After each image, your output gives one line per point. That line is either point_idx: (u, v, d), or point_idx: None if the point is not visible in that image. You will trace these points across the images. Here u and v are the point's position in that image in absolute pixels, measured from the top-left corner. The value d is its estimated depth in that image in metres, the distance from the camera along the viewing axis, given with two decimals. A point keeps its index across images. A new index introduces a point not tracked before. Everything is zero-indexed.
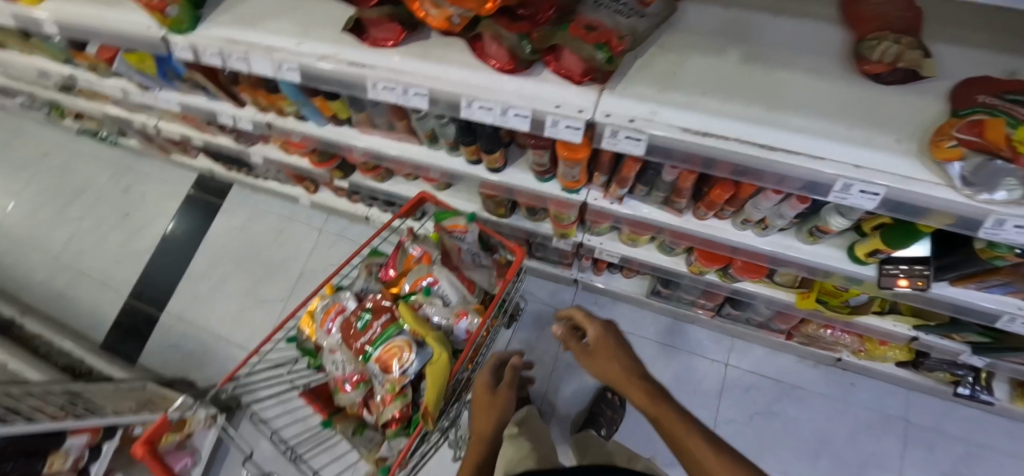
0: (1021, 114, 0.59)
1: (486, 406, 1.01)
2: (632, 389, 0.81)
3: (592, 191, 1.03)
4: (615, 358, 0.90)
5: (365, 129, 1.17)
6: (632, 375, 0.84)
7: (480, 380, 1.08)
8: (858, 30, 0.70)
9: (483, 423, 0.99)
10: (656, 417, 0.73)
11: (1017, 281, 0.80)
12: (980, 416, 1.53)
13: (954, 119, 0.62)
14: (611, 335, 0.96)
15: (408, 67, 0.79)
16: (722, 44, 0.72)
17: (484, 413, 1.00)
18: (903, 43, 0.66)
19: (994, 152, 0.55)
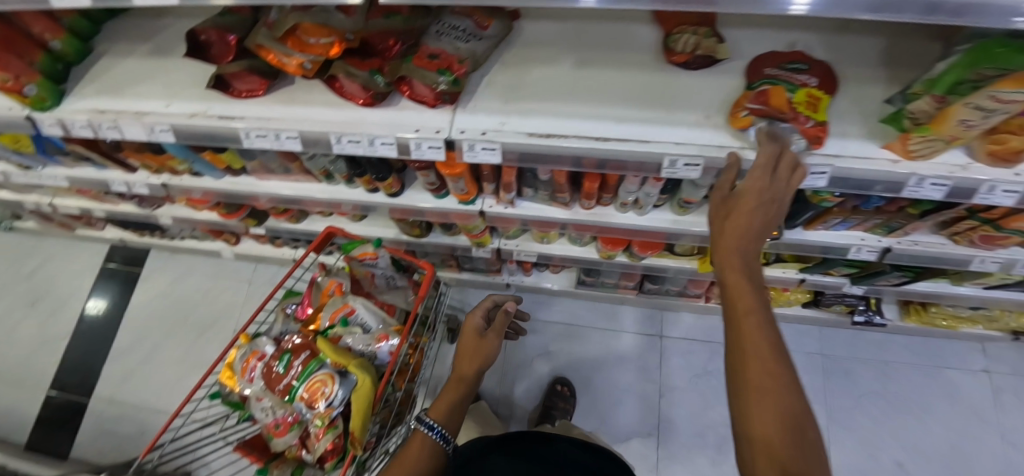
0: (795, 79, 0.72)
1: (469, 350, 1.00)
2: (735, 273, 0.53)
3: (486, 199, 1.10)
4: (759, 239, 0.56)
5: (262, 175, 1.19)
6: (755, 268, 0.54)
7: (469, 321, 1.06)
8: (666, 27, 0.80)
9: (466, 365, 0.98)
10: (735, 301, 0.52)
11: (849, 216, 0.94)
12: (884, 337, 1.71)
13: (746, 90, 0.73)
14: (771, 205, 0.58)
15: (278, 113, 0.83)
16: (556, 53, 0.82)
17: (467, 356, 0.99)
18: (699, 34, 0.76)
19: (776, 116, 0.68)
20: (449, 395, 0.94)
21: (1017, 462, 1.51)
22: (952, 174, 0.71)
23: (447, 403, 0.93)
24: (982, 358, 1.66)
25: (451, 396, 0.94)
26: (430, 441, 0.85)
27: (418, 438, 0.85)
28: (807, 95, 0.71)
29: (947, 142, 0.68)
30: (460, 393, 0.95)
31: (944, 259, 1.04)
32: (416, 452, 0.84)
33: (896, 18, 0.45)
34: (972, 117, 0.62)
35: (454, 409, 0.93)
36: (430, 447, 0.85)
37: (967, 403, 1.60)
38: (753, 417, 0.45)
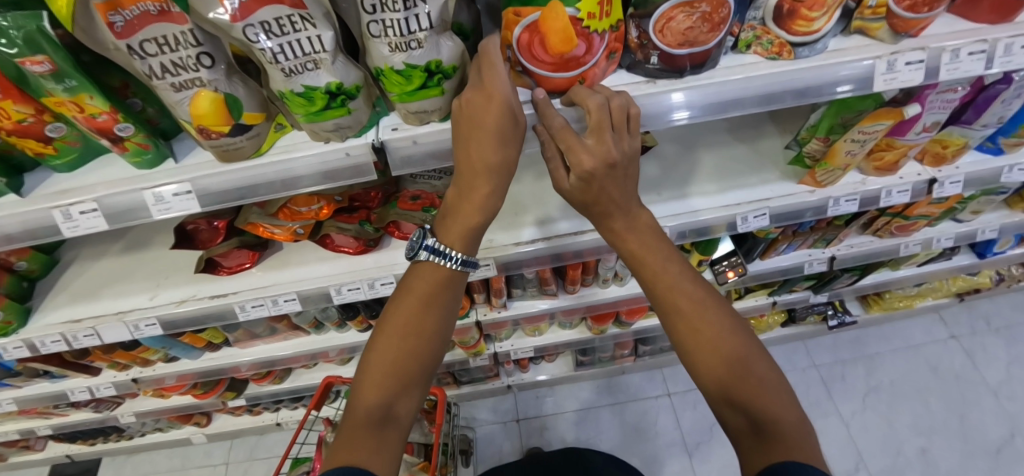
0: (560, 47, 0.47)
1: (474, 130, 0.48)
2: (647, 253, 0.53)
3: (478, 309, 1.14)
4: (633, 205, 0.53)
5: (245, 342, 1.15)
6: (644, 231, 0.53)
7: (477, 110, 0.47)
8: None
9: (478, 157, 0.50)
10: (652, 267, 0.52)
11: (793, 239, 1.10)
12: (859, 333, 1.84)
13: (494, 108, 0.47)
14: (613, 161, 0.48)
15: (271, 280, 0.86)
16: (515, 170, 0.95)
17: (471, 145, 0.49)
18: None
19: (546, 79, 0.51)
20: (469, 211, 0.53)
21: (1017, 412, 1.62)
22: (857, 189, 0.87)
23: (466, 226, 0.53)
24: (944, 326, 1.82)
25: (479, 197, 0.52)
26: (435, 294, 0.55)
27: (401, 308, 0.53)
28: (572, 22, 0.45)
29: (843, 170, 0.84)
30: (485, 215, 0.54)
31: (876, 252, 1.20)
32: (420, 311, 0.53)
33: (782, 105, 0.57)
34: (854, 148, 0.79)
35: (480, 228, 0.54)
36: (438, 283, 0.55)
37: (950, 371, 1.73)
38: (702, 365, 0.48)
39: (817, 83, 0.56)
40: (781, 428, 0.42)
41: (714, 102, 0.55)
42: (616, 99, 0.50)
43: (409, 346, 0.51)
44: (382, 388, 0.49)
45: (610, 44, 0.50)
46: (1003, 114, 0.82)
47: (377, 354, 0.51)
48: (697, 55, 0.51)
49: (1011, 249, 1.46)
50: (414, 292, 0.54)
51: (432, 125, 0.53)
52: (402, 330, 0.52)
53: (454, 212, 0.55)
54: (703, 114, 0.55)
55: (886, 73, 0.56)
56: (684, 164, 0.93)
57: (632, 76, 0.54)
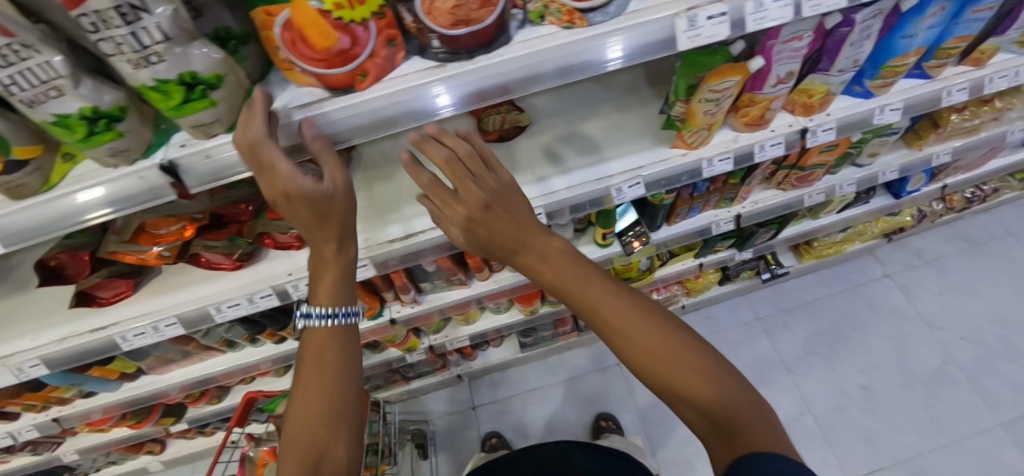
0: (322, 41, 0.45)
1: (302, 222, 0.50)
2: (568, 281, 0.48)
3: (392, 307, 1.14)
4: (533, 232, 0.49)
5: (161, 369, 1.13)
6: (557, 258, 0.49)
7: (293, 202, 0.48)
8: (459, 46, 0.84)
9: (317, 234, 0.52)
10: (574, 293, 0.48)
11: (693, 202, 1.11)
12: (799, 282, 1.88)
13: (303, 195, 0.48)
14: (483, 201, 0.48)
15: (151, 306, 0.84)
16: (393, 166, 0.93)
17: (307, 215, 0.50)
18: (502, 111, 0.90)
19: (329, 77, 0.49)
20: (326, 270, 0.55)
21: (946, 340, 1.69)
22: (729, 148, 0.88)
23: (330, 280, 0.55)
24: (878, 265, 1.87)
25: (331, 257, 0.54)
26: (336, 348, 0.55)
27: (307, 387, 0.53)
28: (321, 15, 0.43)
29: (708, 129, 0.84)
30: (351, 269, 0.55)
31: (780, 206, 1.22)
32: (326, 383, 0.53)
33: (585, 75, 0.55)
34: (711, 107, 0.79)
35: (343, 276, 0.56)
36: (330, 347, 0.55)
37: (887, 309, 1.78)
38: (663, 383, 0.46)
39: (619, 51, 0.54)
40: (739, 424, 0.44)
41: (510, 81, 0.52)
42: (462, 146, 0.50)
43: (328, 423, 0.52)
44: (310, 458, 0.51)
45: (383, 29, 0.48)
46: (857, 58, 0.82)
47: (297, 435, 0.52)
48: (478, 33, 0.48)
49: (925, 185, 1.49)
50: (315, 364, 0.54)
51: (226, 149, 0.52)
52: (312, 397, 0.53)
53: (316, 279, 0.56)
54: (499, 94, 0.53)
55: (689, 29, 0.54)
56: (563, 139, 0.91)
57: (424, 61, 0.51)
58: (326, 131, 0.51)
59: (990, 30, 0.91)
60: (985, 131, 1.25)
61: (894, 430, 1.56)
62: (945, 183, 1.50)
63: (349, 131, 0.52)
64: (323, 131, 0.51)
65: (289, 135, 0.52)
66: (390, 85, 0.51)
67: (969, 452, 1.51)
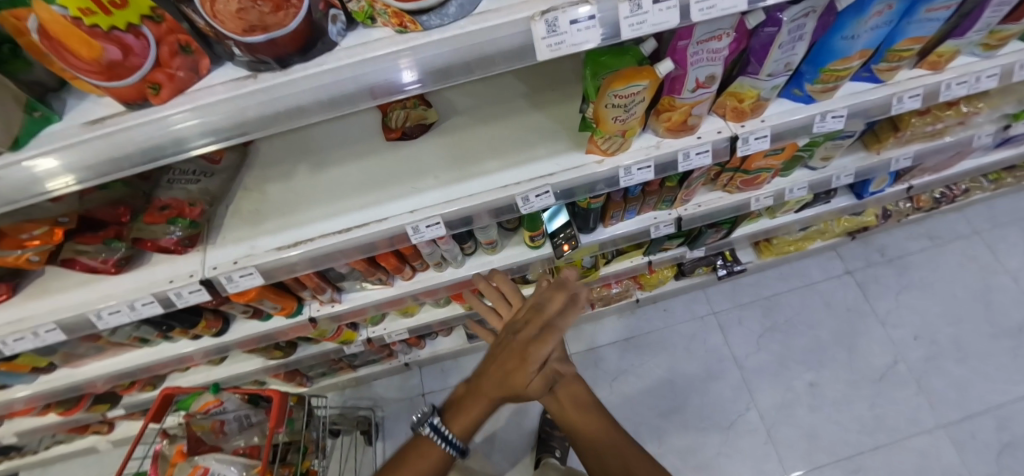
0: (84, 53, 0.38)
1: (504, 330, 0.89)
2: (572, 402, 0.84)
3: (313, 304, 1.11)
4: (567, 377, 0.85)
5: (76, 362, 1.11)
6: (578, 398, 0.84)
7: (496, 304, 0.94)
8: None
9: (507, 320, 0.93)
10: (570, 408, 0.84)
11: (627, 205, 1.06)
12: (759, 277, 1.84)
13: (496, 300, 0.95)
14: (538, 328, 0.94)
15: (29, 311, 0.79)
16: (291, 164, 0.87)
17: (496, 370, 0.75)
18: (407, 104, 0.83)
19: (114, 91, 0.43)
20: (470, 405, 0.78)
21: (900, 340, 1.67)
22: (649, 156, 0.82)
23: (476, 410, 0.78)
24: (840, 262, 1.83)
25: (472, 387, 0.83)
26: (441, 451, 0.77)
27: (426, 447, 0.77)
28: (74, 27, 0.37)
29: (623, 136, 0.77)
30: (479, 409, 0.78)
31: (725, 208, 1.16)
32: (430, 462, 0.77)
33: (427, 89, 0.50)
34: (620, 113, 0.72)
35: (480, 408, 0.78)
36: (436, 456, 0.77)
37: (844, 307, 1.75)
38: None
39: (463, 60, 0.48)
40: None
41: (335, 95, 0.48)
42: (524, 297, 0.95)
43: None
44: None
45: (164, 37, 0.43)
46: (788, 61, 0.74)
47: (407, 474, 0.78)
48: (279, 44, 0.42)
49: (889, 186, 1.42)
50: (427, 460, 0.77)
51: (183, 121, 0.46)
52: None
53: (460, 407, 0.79)
54: (395, 90, 0.49)
55: (548, 36, 0.47)
56: (471, 141, 0.85)
57: (235, 69, 0.46)
58: (128, 151, 0.46)
59: (948, 31, 0.84)
60: (949, 134, 1.18)
61: (837, 427, 1.57)
62: (910, 183, 1.43)
63: (153, 151, 0.47)
64: (123, 151, 0.46)
65: (84, 156, 0.46)
66: (190, 101, 0.46)
67: (907, 450, 1.51)
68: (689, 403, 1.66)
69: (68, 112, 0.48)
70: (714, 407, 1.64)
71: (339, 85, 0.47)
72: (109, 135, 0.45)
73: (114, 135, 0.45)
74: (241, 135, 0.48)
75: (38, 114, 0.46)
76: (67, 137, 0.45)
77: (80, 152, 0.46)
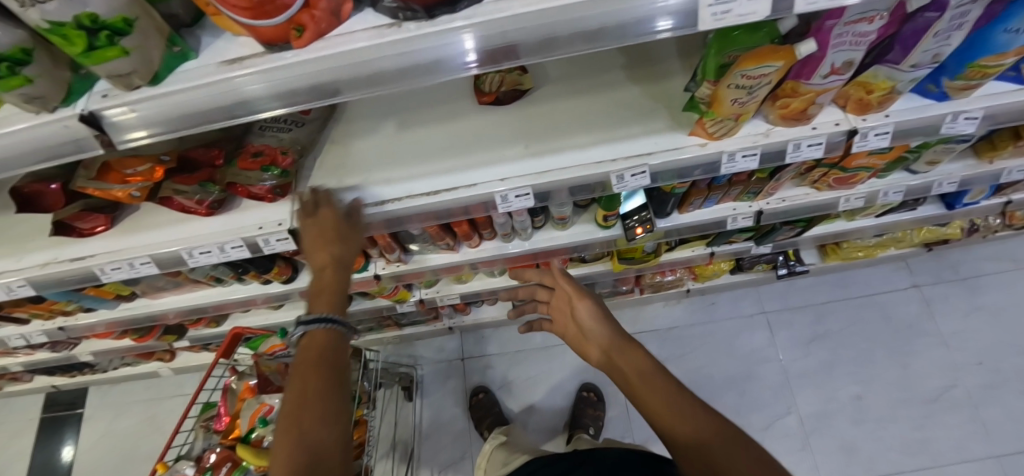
0: None
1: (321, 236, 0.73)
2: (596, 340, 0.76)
3: (377, 262, 1.13)
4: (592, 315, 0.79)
5: (154, 294, 1.17)
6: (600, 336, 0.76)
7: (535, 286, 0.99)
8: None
9: (320, 248, 0.73)
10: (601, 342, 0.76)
11: (709, 193, 1.01)
12: (817, 280, 1.76)
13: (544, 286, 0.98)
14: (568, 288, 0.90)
15: (127, 243, 0.83)
16: (377, 120, 0.86)
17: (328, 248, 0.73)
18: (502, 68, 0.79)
19: (261, 27, 0.41)
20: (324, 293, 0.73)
21: (965, 363, 1.58)
22: (757, 143, 0.76)
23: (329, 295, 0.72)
24: (908, 274, 1.73)
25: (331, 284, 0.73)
26: (332, 332, 0.70)
27: (314, 338, 0.68)
28: None
29: (735, 120, 0.72)
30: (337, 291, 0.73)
31: (810, 205, 1.10)
32: (309, 377, 0.65)
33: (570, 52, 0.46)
34: (741, 95, 0.66)
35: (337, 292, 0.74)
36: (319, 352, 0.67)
37: (907, 321, 1.66)
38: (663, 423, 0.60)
39: (610, 24, 0.44)
40: None
41: (474, 51, 0.44)
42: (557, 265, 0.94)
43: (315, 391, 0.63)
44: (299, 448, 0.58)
45: None
46: (939, 52, 0.66)
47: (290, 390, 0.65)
48: None
49: (987, 199, 1.31)
50: (306, 357, 0.67)
51: (248, 83, 0.45)
52: (293, 409, 0.61)
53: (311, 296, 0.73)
54: (537, 50, 0.45)
55: (716, 3, 0.42)
56: (562, 112, 0.81)
57: (376, 16, 0.44)
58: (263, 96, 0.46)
59: None
60: None
61: (881, 444, 1.52)
62: (1011, 198, 1.31)
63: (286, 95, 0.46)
64: (259, 95, 0.46)
65: (220, 97, 0.46)
66: (329, 47, 0.43)
67: None
68: (728, 400, 1.63)
69: (201, 49, 0.47)
70: (753, 406, 1.62)
71: (483, 42, 0.44)
72: (246, 77, 0.44)
73: (252, 78, 0.45)
74: (376, 88, 0.46)
75: (177, 49, 0.45)
76: (205, 75, 0.45)
77: (216, 91, 0.45)
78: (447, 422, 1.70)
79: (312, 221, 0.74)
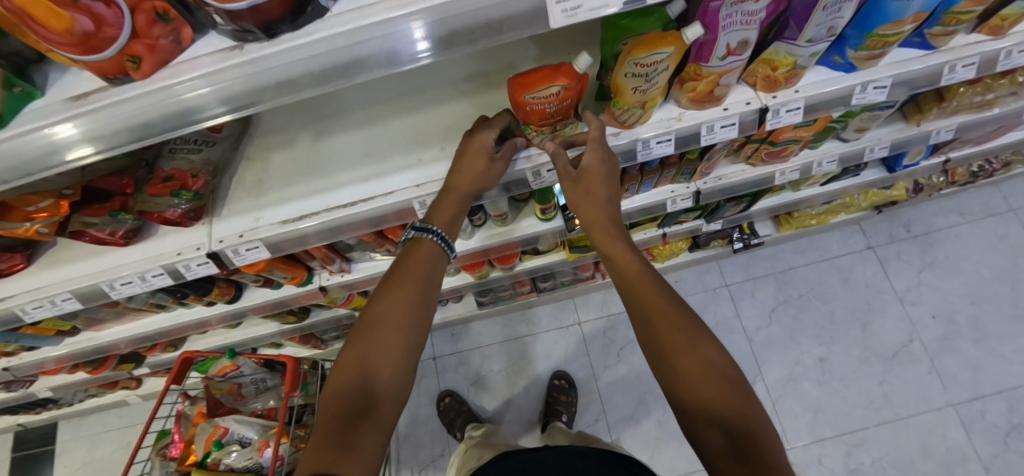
0: (60, 26, 0.35)
1: (468, 163, 0.68)
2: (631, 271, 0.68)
3: (322, 274, 1.12)
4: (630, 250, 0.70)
5: (97, 326, 1.15)
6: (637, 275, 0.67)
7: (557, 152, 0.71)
8: (520, 94, 0.61)
9: (466, 172, 0.68)
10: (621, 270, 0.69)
11: (643, 178, 1.01)
12: (776, 249, 1.79)
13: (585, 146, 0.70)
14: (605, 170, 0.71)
15: (44, 280, 0.80)
16: (292, 132, 0.84)
17: (464, 173, 0.68)
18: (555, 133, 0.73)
19: (97, 63, 0.40)
20: (449, 204, 0.70)
21: (919, 317, 1.63)
22: (670, 128, 0.77)
23: (447, 215, 0.71)
24: (862, 236, 1.76)
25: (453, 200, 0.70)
26: (435, 249, 0.71)
27: (423, 249, 0.70)
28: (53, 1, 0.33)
29: (642, 108, 0.72)
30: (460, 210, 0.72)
31: (747, 182, 1.11)
32: (405, 302, 0.65)
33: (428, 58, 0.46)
34: (640, 84, 0.66)
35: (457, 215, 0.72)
36: (420, 277, 0.68)
37: (862, 282, 1.71)
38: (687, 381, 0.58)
39: (464, 27, 0.44)
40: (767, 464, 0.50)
41: (325, 68, 0.44)
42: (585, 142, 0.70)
43: (408, 320, 0.64)
44: (364, 362, 0.61)
45: (140, 5, 0.39)
46: (833, 25, 0.66)
47: (379, 309, 0.65)
48: (261, 14, 0.38)
49: (925, 159, 1.33)
50: (408, 275, 0.68)
51: (192, 90, 0.43)
52: (372, 323, 0.64)
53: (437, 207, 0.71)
54: (387, 62, 0.45)
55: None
56: (478, 109, 0.80)
57: (220, 39, 0.43)
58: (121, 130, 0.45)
59: None
60: (998, 106, 1.08)
61: (844, 402, 1.57)
62: (947, 156, 1.34)
63: (140, 127, 0.45)
64: (114, 128, 0.45)
65: (75, 133, 0.45)
66: (176, 74, 0.43)
67: (914, 428, 1.51)
68: None
69: (50, 87, 0.45)
70: None
71: (334, 58, 0.44)
72: (94, 112, 0.43)
73: (99, 111, 0.43)
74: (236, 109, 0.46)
75: (19, 89, 0.43)
76: (53, 113, 0.43)
77: (64, 130, 0.44)
78: (424, 422, 1.71)
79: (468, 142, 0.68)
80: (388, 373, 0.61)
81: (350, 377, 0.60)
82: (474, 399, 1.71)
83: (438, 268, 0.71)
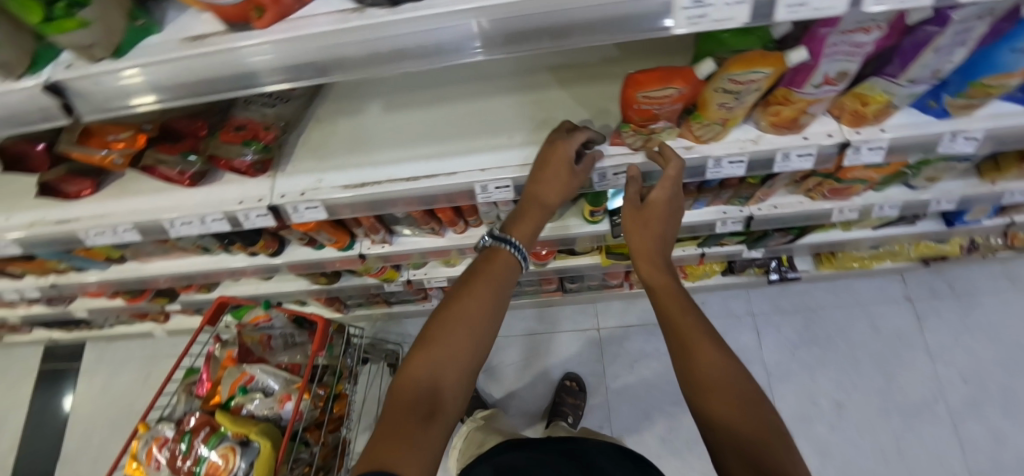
0: None
1: (553, 172, 0.68)
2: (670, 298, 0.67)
3: (362, 242, 1.13)
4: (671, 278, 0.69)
5: (143, 259, 1.19)
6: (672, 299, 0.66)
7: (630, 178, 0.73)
8: (633, 92, 0.62)
9: (553, 183, 0.69)
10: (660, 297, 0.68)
11: (698, 195, 0.99)
12: (809, 286, 1.75)
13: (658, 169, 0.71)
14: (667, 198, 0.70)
15: (109, 208, 0.83)
16: (363, 100, 0.85)
17: (550, 184, 0.69)
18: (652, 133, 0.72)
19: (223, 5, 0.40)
20: (534, 213, 0.71)
21: (949, 378, 1.58)
22: (744, 150, 0.75)
23: (532, 225, 0.71)
24: (902, 287, 1.71)
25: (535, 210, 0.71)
26: (511, 260, 0.69)
27: (500, 256, 0.69)
28: None
29: (723, 124, 0.71)
30: (541, 223, 0.72)
31: (802, 214, 1.08)
32: (475, 305, 0.63)
33: (536, 47, 0.45)
34: (728, 100, 0.64)
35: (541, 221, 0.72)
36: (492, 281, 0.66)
37: (895, 333, 1.65)
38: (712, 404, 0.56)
39: (582, 20, 0.43)
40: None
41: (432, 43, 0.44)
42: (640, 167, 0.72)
43: (476, 326, 0.63)
44: (432, 360, 0.59)
45: None
46: (939, 69, 0.63)
47: (446, 311, 0.63)
48: None
49: (988, 218, 1.28)
50: (481, 279, 0.66)
51: (287, 50, 0.44)
52: (442, 322, 0.62)
53: (522, 214, 0.71)
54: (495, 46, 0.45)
55: (692, 6, 0.40)
56: (551, 103, 0.79)
57: (340, 1, 0.44)
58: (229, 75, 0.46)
59: None
60: None
61: (857, 451, 1.53)
62: (1012, 219, 1.28)
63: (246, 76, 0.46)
64: (222, 72, 0.46)
65: (185, 72, 0.46)
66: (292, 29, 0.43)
67: None
68: None
69: (166, 25, 0.47)
70: None
71: (445, 34, 0.44)
72: (207, 53, 0.44)
73: (210, 52, 0.44)
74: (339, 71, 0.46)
75: (140, 23, 0.45)
76: (168, 51, 0.44)
77: (175, 68, 0.45)
78: None
79: (550, 148, 0.68)
80: (453, 379, 0.59)
81: (413, 376, 0.59)
82: (483, 386, 1.72)
83: (511, 275, 0.69)
